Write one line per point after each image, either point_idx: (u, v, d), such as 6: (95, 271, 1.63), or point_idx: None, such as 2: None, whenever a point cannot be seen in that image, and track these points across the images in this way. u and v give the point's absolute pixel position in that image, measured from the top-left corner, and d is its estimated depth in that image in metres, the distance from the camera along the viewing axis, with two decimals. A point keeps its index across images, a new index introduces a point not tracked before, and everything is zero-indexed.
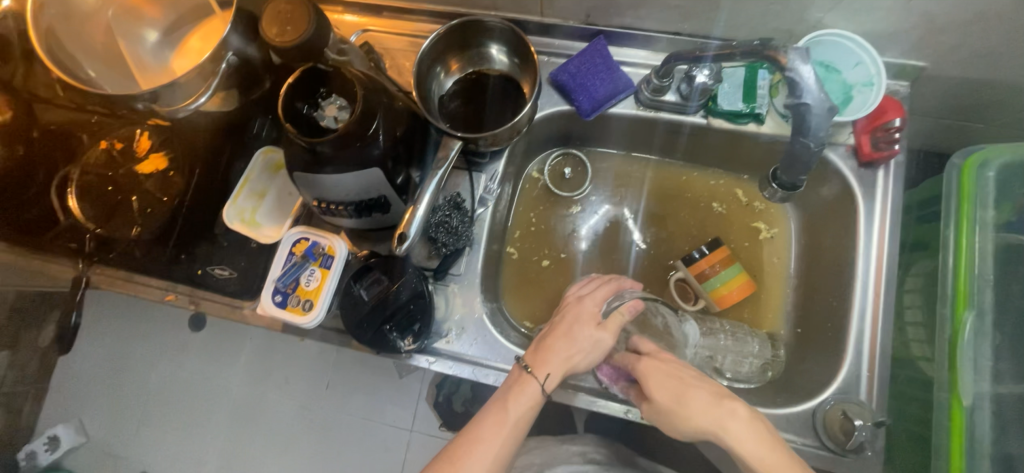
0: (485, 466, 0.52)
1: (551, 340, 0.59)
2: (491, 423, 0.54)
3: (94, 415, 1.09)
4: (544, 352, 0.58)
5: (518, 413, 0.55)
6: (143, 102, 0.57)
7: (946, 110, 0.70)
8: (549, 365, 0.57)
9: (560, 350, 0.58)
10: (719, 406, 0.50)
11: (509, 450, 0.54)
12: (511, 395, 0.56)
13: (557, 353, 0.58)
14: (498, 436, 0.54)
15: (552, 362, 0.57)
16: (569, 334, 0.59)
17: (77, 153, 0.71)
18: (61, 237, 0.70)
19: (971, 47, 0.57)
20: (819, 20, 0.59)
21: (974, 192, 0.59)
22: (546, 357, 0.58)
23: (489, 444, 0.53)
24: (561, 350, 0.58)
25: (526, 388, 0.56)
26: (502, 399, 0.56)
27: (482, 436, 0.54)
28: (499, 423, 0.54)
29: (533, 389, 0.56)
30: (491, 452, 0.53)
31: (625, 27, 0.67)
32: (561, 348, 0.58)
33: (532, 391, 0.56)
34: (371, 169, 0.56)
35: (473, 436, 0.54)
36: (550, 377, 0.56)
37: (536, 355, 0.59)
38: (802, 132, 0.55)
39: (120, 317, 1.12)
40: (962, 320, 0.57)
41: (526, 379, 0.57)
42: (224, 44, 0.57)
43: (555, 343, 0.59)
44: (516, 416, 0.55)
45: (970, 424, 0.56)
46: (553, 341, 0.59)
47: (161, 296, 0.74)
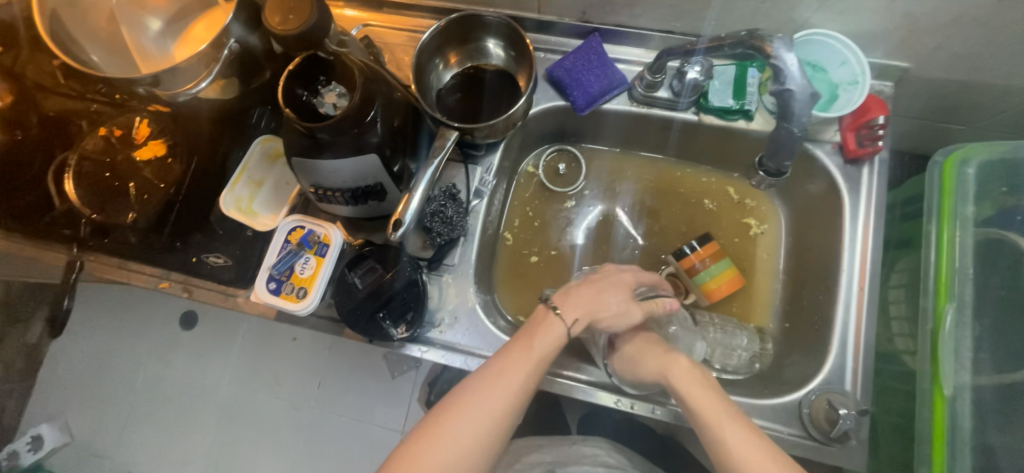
0: (508, 395, 0.52)
1: (583, 289, 0.60)
2: (518, 353, 0.54)
3: (82, 413, 1.08)
4: (573, 298, 0.59)
5: (544, 350, 0.55)
6: (144, 86, 0.58)
7: (929, 111, 0.73)
8: (578, 311, 0.58)
9: (589, 300, 0.59)
10: (666, 357, 0.57)
11: (534, 383, 0.54)
12: (539, 331, 0.56)
13: (586, 303, 0.59)
14: (525, 368, 0.53)
15: (581, 309, 0.58)
16: (602, 292, 0.60)
17: (74, 140, 0.71)
18: (56, 223, 0.70)
19: (951, 48, 0.60)
20: (806, 20, 0.61)
21: (955, 188, 0.61)
22: (578, 301, 0.59)
23: (515, 375, 0.53)
24: (592, 305, 0.59)
25: (552, 327, 0.57)
26: (529, 333, 0.56)
27: (510, 365, 0.53)
28: (528, 355, 0.54)
29: (559, 327, 0.56)
30: (516, 383, 0.52)
31: (619, 25, 0.69)
32: (592, 297, 0.59)
33: (559, 330, 0.56)
34: (367, 155, 0.57)
35: (501, 365, 0.53)
36: (577, 323, 0.57)
37: (565, 299, 0.59)
38: (786, 117, 0.56)
39: (109, 313, 1.11)
40: (943, 312, 0.58)
41: (553, 319, 0.57)
42: (226, 31, 0.58)
43: (588, 291, 0.60)
44: (544, 350, 0.55)
45: (951, 413, 0.57)
46: (585, 291, 0.60)
47: (155, 283, 0.72)
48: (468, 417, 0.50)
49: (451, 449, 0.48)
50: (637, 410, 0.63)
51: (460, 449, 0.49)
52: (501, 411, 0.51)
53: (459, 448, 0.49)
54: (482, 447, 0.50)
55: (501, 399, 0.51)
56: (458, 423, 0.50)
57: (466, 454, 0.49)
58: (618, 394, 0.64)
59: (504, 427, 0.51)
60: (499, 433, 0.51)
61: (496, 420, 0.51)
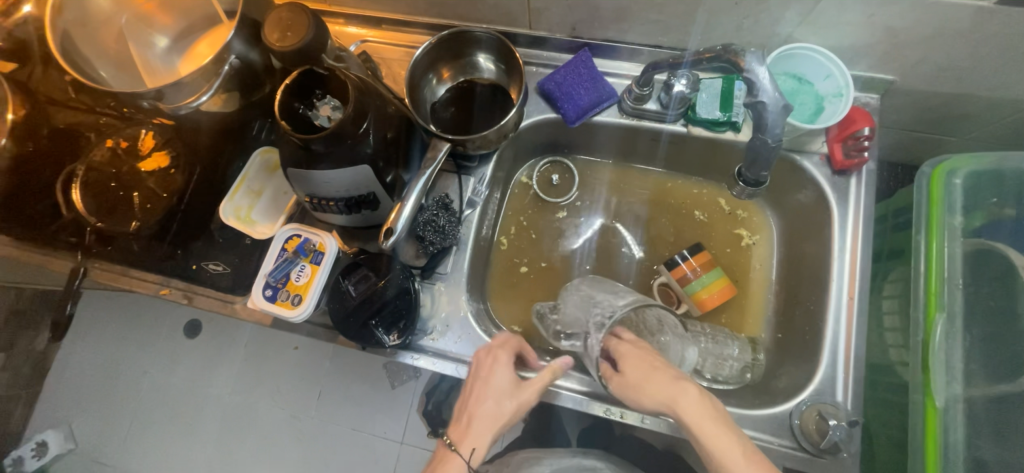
0: None
1: (470, 410, 0.59)
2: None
3: (84, 420, 1.10)
4: (465, 427, 0.58)
5: None
6: (148, 100, 0.60)
7: (919, 123, 0.73)
8: (472, 439, 0.57)
9: (477, 423, 0.58)
10: (673, 387, 0.52)
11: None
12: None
13: (481, 422, 0.58)
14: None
15: (474, 436, 0.57)
16: (485, 403, 0.59)
17: (82, 152, 0.74)
18: (64, 230, 0.72)
19: (934, 61, 0.60)
20: (790, 34, 0.63)
21: (943, 198, 0.61)
22: (469, 430, 0.58)
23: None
24: (484, 422, 0.58)
25: (451, 465, 0.56)
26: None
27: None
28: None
29: (456, 463, 0.56)
30: None
31: (609, 40, 0.71)
32: (481, 419, 0.58)
33: (456, 466, 0.56)
34: (361, 166, 0.59)
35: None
36: (475, 451, 0.57)
37: (458, 430, 0.59)
38: (760, 129, 0.57)
39: (113, 322, 1.13)
40: (934, 323, 0.58)
41: (451, 456, 0.57)
42: (227, 48, 0.61)
43: (476, 408, 0.59)
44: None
45: (944, 424, 0.56)
46: (472, 412, 0.59)
47: (157, 290, 0.74)
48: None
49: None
50: (627, 419, 0.63)
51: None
52: None
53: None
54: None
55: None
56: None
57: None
58: (607, 403, 0.64)
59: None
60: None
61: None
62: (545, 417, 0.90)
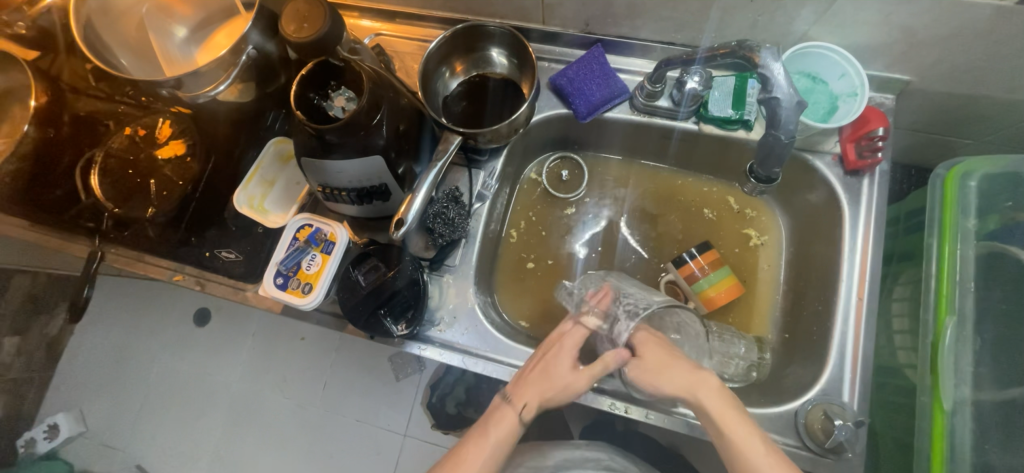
0: None
1: (528, 372, 0.61)
2: (474, 445, 0.60)
3: (96, 404, 1.12)
4: (521, 382, 0.61)
5: (497, 439, 0.60)
6: (167, 88, 0.61)
7: (933, 124, 0.73)
8: (526, 395, 0.60)
9: (534, 383, 0.60)
10: (696, 378, 0.56)
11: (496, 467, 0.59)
12: (492, 421, 0.61)
13: (538, 389, 0.60)
14: (480, 457, 0.59)
15: (527, 393, 0.60)
16: (547, 370, 0.60)
17: (101, 139, 0.76)
18: (81, 216, 0.74)
19: (951, 62, 0.60)
20: (805, 32, 0.62)
21: (957, 201, 0.60)
22: (526, 388, 0.60)
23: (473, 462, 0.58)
24: (536, 381, 0.60)
25: (504, 416, 0.61)
26: (486, 423, 0.62)
27: (469, 456, 0.59)
28: (483, 445, 0.60)
29: (509, 417, 0.61)
30: None
31: (622, 36, 0.71)
32: (538, 379, 0.60)
33: (510, 420, 0.61)
34: (373, 157, 0.59)
35: (460, 456, 0.59)
36: (526, 407, 0.60)
37: (515, 387, 0.61)
38: (774, 125, 0.57)
39: (125, 308, 1.16)
40: (944, 325, 0.58)
41: (504, 409, 0.61)
42: (245, 38, 0.61)
43: (536, 376, 0.60)
44: (499, 435, 0.60)
45: (951, 427, 0.56)
46: (529, 373, 0.61)
47: (170, 276, 0.75)
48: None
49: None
50: (631, 414, 0.62)
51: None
52: None
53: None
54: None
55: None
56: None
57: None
58: (611, 397, 0.64)
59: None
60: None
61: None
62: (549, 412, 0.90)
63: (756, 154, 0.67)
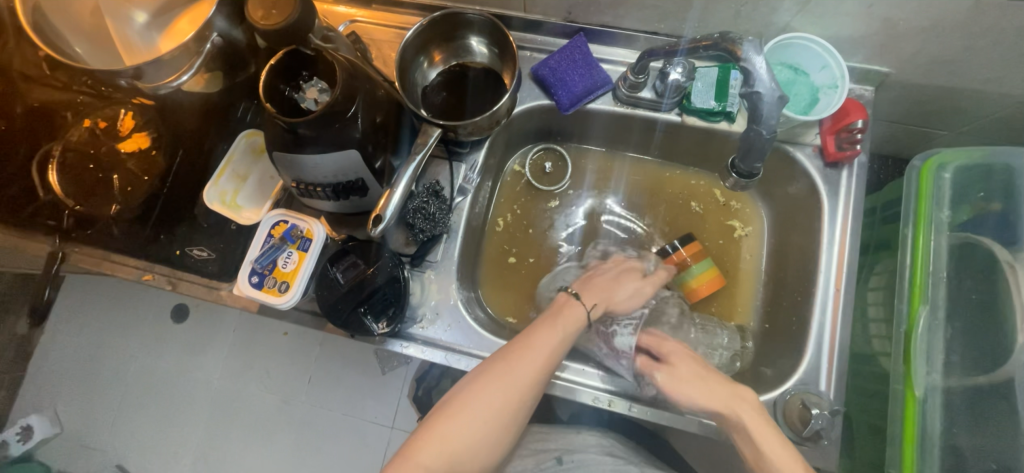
0: (505, 396, 0.55)
1: (597, 278, 0.67)
2: (543, 334, 0.59)
3: (70, 404, 1.08)
4: (592, 283, 0.66)
5: (564, 334, 0.59)
6: (126, 78, 0.58)
7: (911, 116, 0.73)
8: (596, 297, 0.64)
9: (605, 288, 0.66)
10: (731, 399, 0.53)
11: (557, 359, 0.58)
12: (561, 315, 0.61)
13: (607, 291, 0.65)
14: (548, 345, 0.58)
15: (597, 295, 0.64)
16: (615, 279, 0.67)
17: (60, 131, 0.72)
18: (41, 213, 0.70)
19: (929, 54, 0.60)
20: (787, 24, 0.62)
21: (930, 193, 0.62)
22: (593, 290, 0.65)
23: (540, 349, 0.57)
24: (606, 281, 0.66)
25: (574, 310, 0.62)
26: (554, 317, 0.61)
27: (537, 344, 0.58)
28: (553, 334, 0.59)
29: (579, 310, 0.62)
30: (515, 384, 0.55)
31: (604, 25, 0.69)
32: (607, 284, 0.66)
33: (579, 313, 0.62)
34: (348, 151, 0.57)
35: (528, 344, 0.58)
36: (595, 307, 0.63)
37: (584, 287, 0.66)
38: (755, 119, 0.57)
39: (98, 306, 1.11)
40: (917, 314, 0.59)
41: (574, 303, 0.62)
42: (209, 25, 0.58)
43: (602, 282, 0.66)
44: (566, 328, 0.60)
45: (922, 413, 0.58)
46: (600, 279, 0.67)
47: (137, 276, 0.71)
48: (500, 380, 0.55)
49: (484, 408, 0.54)
50: (614, 408, 0.64)
51: (489, 417, 0.54)
52: (496, 412, 0.54)
53: (488, 411, 0.54)
54: (506, 416, 0.55)
55: (532, 372, 0.56)
56: (487, 390, 0.55)
57: (490, 423, 0.54)
58: (597, 391, 0.65)
59: (532, 394, 0.56)
60: (526, 398, 0.56)
61: (524, 387, 0.55)
62: (535, 402, 0.91)
63: (738, 147, 0.67)
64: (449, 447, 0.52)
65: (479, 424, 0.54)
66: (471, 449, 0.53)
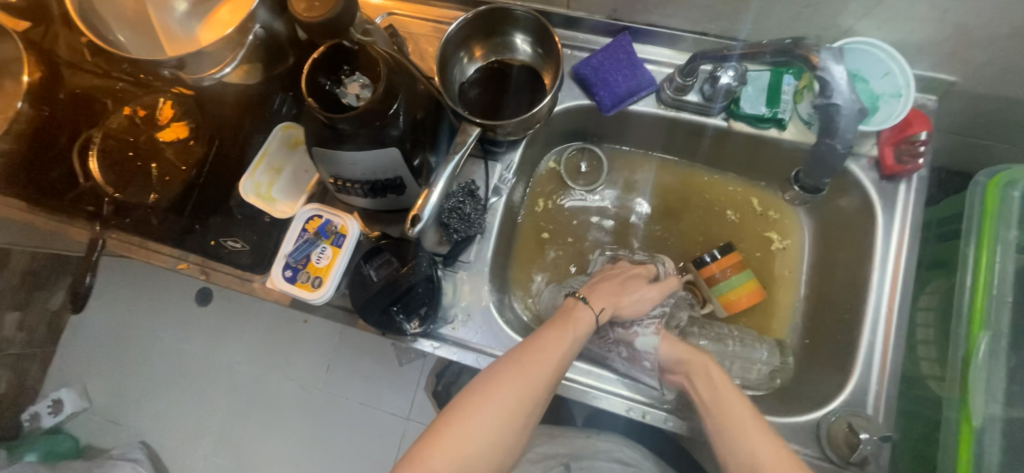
0: (517, 398, 0.53)
1: (604, 282, 0.65)
2: (553, 339, 0.57)
3: (98, 381, 1.10)
4: (597, 287, 0.64)
5: (575, 336, 0.58)
6: (169, 68, 0.58)
7: (973, 128, 0.69)
8: (604, 300, 0.62)
9: (612, 291, 0.63)
10: (698, 357, 0.59)
11: (567, 363, 0.57)
12: (570, 320, 0.59)
13: (615, 295, 0.63)
14: (559, 351, 0.56)
15: (605, 298, 0.62)
16: (623, 284, 0.65)
17: (100, 118, 0.73)
18: (80, 199, 0.71)
19: (1004, 63, 0.57)
20: (850, 27, 0.58)
21: (998, 213, 0.58)
22: (601, 293, 0.63)
23: (551, 355, 0.56)
24: (610, 286, 0.64)
25: (583, 315, 0.60)
26: (563, 321, 0.59)
27: (549, 348, 0.56)
28: (563, 337, 0.57)
29: (587, 315, 0.60)
30: (528, 387, 0.53)
31: (650, 24, 0.67)
32: (614, 289, 0.64)
33: (587, 319, 0.60)
34: (388, 148, 0.56)
35: (539, 345, 0.56)
36: (603, 311, 0.61)
37: (590, 291, 0.63)
38: (830, 133, 0.54)
39: (127, 286, 1.13)
40: (977, 340, 0.56)
41: (582, 307, 0.61)
42: (252, 17, 0.57)
43: (608, 287, 0.64)
44: (576, 333, 0.58)
45: (978, 444, 0.55)
46: (607, 283, 0.64)
47: (173, 264, 0.72)
48: (511, 384, 0.53)
49: (494, 413, 0.52)
50: (648, 419, 0.63)
51: (500, 419, 0.52)
52: (510, 415, 0.52)
53: (500, 415, 0.52)
54: (517, 422, 0.53)
55: (544, 376, 0.54)
56: (498, 394, 0.53)
57: (503, 427, 0.52)
58: (630, 401, 0.64)
59: (543, 399, 0.54)
60: (537, 404, 0.54)
61: (535, 393, 0.54)
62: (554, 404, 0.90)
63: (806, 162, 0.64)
64: (459, 451, 0.50)
65: (493, 428, 0.52)
66: (485, 454, 0.51)
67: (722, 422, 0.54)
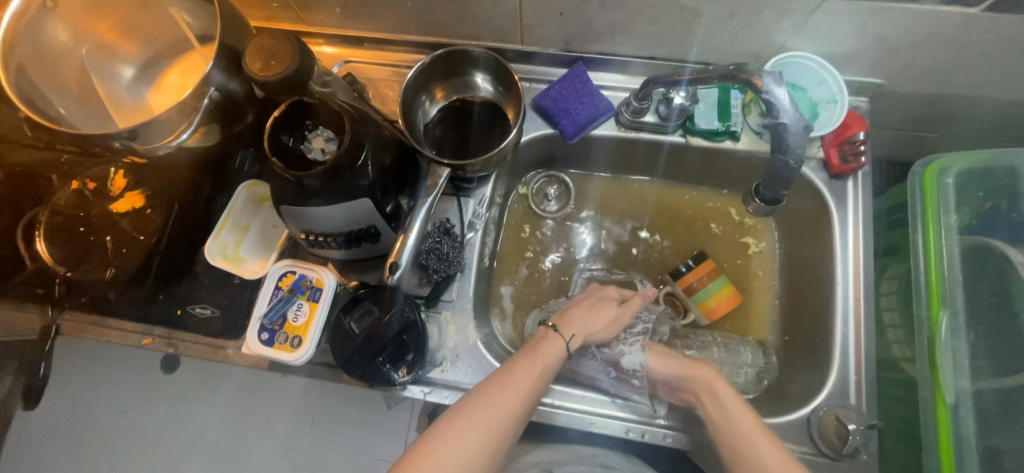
0: (483, 433, 0.52)
1: (575, 308, 0.64)
2: (521, 371, 0.56)
3: (53, 471, 0.99)
4: (568, 315, 0.63)
5: (546, 364, 0.58)
6: (120, 140, 0.55)
7: (904, 122, 0.75)
8: (575, 327, 0.62)
9: (584, 316, 0.63)
10: (702, 371, 0.61)
11: (536, 394, 0.56)
12: (539, 350, 0.59)
13: (581, 318, 0.63)
14: (526, 382, 0.56)
15: (576, 325, 0.62)
16: (593, 307, 0.64)
17: (46, 195, 0.69)
18: (27, 282, 0.68)
19: (922, 65, 0.62)
20: (783, 43, 0.63)
21: (937, 198, 0.63)
22: (573, 320, 0.62)
23: (519, 387, 0.55)
24: (581, 313, 0.63)
25: (552, 344, 0.59)
26: (532, 351, 0.59)
27: (516, 379, 0.56)
28: (531, 367, 0.57)
29: (559, 343, 0.60)
30: (494, 420, 0.53)
31: (602, 53, 0.70)
32: (586, 315, 0.63)
33: (558, 347, 0.59)
34: (360, 199, 0.55)
35: (506, 377, 0.56)
36: (574, 338, 0.61)
37: (562, 319, 0.63)
38: (781, 149, 0.58)
39: (77, 362, 1.02)
40: (938, 320, 0.60)
41: (553, 335, 0.60)
42: (206, 80, 0.56)
43: (581, 311, 0.63)
44: (545, 364, 0.58)
45: (956, 422, 0.58)
46: (578, 309, 0.64)
47: (136, 340, 0.68)
48: (476, 420, 0.52)
49: (459, 448, 0.51)
50: (648, 439, 0.63)
51: (465, 455, 0.51)
52: (475, 451, 0.51)
53: (466, 452, 0.51)
54: (482, 458, 0.52)
55: (510, 408, 0.54)
56: (463, 429, 0.52)
57: (468, 463, 0.51)
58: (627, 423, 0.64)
59: (510, 433, 0.54)
60: (505, 438, 0.53)
61: (501, 426, 0.53)
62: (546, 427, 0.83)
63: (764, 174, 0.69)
64: None
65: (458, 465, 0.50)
66: None
67: (730, 432, 0.56)
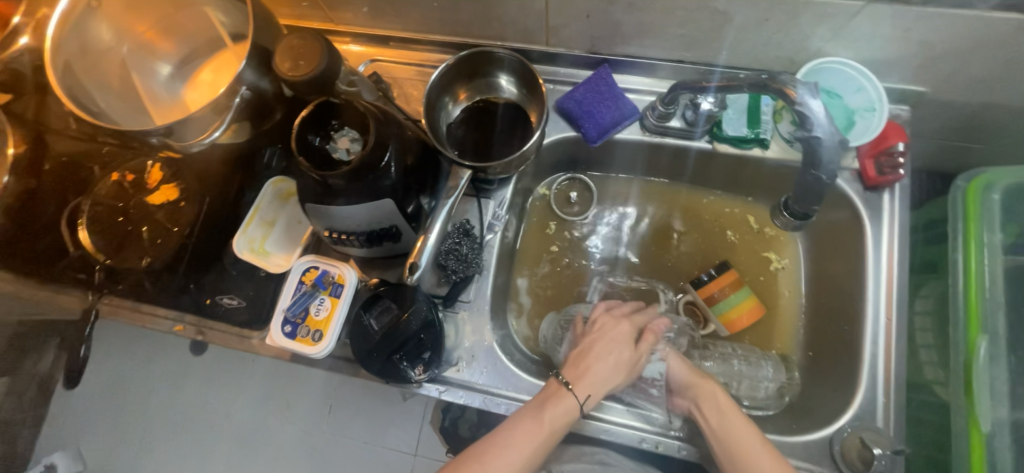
0: None
1: (589, 358, 0.62)
2: (524, 433, 0.56)
3: (91, 441, 1.05)
4: (583, 369, 0.61)
5: (553, 426, 0.57)
6: (157, 136, 0.57)
7: (948, 132, 0.71)
8: (590, 386, 0.60)
9: (597, 370, 0.61)
10: (707, 384, 0.61)
11: (540, 456, 0.57)
12: (547, 406, 0.58)
13: (595, 376, 0.61)
14: (528, 447, 0.56)
15: (589, 383, 0.60)
16: (607, 353, 0.62)
17: (88, 185, 0.72)
18: (70, 268, 0.71)
19: (970, 73, 0.59)
20: (818, 49, 0.60)
21: (981, 215, 0.60)
22: (586, 376, 0.61)
23: (520, 452, 0.55)
24: (597, 369, 0.61)
25: (563, 403, 0.58)
26: (539, 408, 0.58)
27: (518, 442, 0.56)
28: (537, 431, 0.56)
29: (570, 402, 0.59)
30: None
31: (629, 55, 0.68)
32: (600, 369, 0.61)
33: (569, 406, 0.58)
34: (382, 200, 0.56)
35: (509, 439, 0.56)
36: (589, 398, 0.60)
37: (575, 371, 0.61)
38: (815, 164, 0.56)
39: (116, 340, 1.08)
40: (975, 344, 0.57)
41: (565, 393, 0.59)
42: (239, 79, 0.58)
43: (593, 366, 0.61)
44: (552, 429, 0.57)
45: (991, 453, 0.55)
46: (592, 360, 0.62)
47: (168, 327, 0.71)
48: None
49: None
50: (661, 449, 0.62)
51: None
52: None
53: None
54: None
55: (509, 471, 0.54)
56: None
57: None
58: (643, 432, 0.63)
59: None
60: None
61: None
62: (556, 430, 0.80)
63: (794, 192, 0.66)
64: None
65: None
66: None
67: (732, 447, 0.56)
